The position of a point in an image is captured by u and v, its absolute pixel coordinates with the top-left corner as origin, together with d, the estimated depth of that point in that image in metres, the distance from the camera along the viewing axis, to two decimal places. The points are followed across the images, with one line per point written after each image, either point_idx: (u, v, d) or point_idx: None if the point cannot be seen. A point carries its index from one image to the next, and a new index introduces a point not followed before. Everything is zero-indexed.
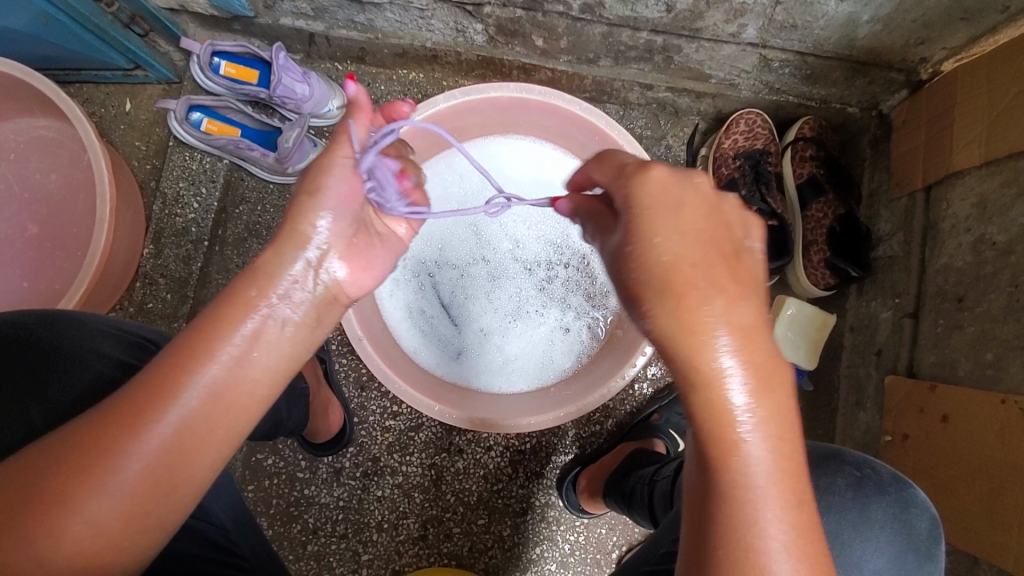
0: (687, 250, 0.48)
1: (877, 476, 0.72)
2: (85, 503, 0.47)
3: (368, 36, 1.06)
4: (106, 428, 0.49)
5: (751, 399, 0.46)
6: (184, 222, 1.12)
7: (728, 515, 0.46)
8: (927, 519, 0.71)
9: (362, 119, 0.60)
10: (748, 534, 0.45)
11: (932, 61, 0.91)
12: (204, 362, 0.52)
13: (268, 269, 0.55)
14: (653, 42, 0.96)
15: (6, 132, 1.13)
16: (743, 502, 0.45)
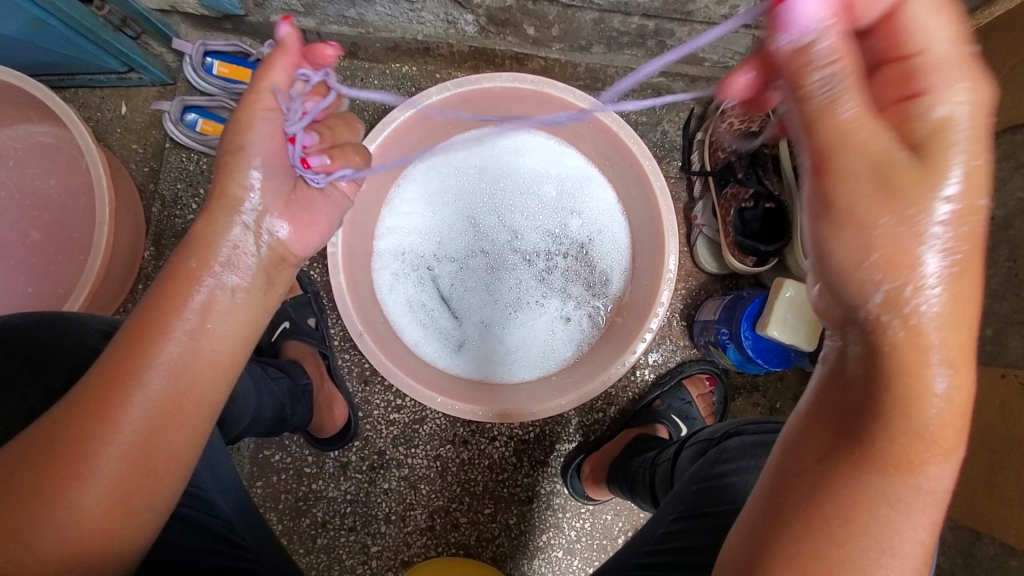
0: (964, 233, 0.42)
1: None
2: (67, 491, 0.50)
3: (359, 31, 1.06)
4: (76, 419, 0.51)
5: (953, 413, 0.43)
6: (184, 223, 1.14)
7: (862, 516, 0.45)
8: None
9: (283, 65, 0.60)
10: (879, 541, 0.45)
11: None
12: (159, 341, 0.54)
13: (206, 238, 0.58)
14: (645, 27, 0.95)
15: (5, 140, 1.14)
16: (884, 512, 0.44)
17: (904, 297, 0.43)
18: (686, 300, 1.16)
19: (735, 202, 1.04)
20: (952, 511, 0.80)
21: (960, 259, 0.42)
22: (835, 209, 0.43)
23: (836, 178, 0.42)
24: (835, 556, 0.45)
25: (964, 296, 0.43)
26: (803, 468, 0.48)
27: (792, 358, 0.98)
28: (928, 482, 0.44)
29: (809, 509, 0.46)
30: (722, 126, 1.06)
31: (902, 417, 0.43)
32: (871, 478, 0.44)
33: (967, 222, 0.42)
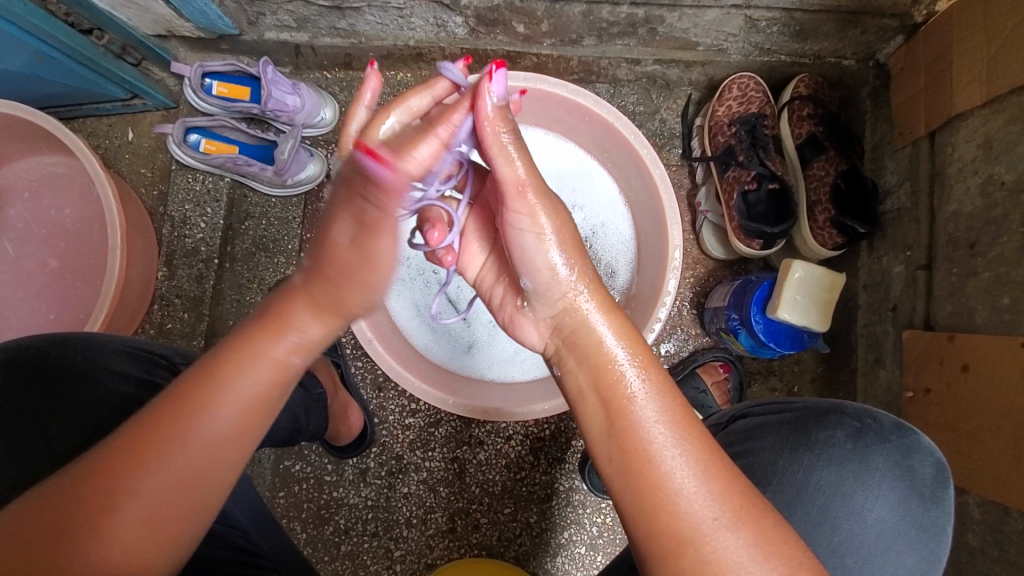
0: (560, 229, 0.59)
1: (878, 425, 0.71)
2: (109, 533, 0.50)
3: (352, 41, 1.07)
4: (140, 454, 0.52)
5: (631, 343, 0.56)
6: (194, 242, 1.16)
7: (642, 461, 0.50)
8: (932, 463, 0.71)
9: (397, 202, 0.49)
10: (663, 468, 0.49)
11: (925, 3, 0.88)
12: (214, 397, 0.55)
13: (282, 318, 0.57)
14: (635, 15, 0.94)
15: (20, 173, 1.18)
16: (650, 445, 0.50)
17: (567, 306, 0.58)
18: (696, 289, 1.13)
19: (738, 185, 1.03)
20: (975, 487, 0.77)
21: (581, 263, 0.59)
22: (529, 266, 0.59)
23: (537, 221, 0.58)
24: (650, 506, 0.49)
25: (598, 285, 0.59)
26: (596, 456, 0.54)
27: (805, 341, 0.96)
28: (655, 398, 0.52)
29: (617, 485, 0.51)
30: (720, 110, 1.07)
31: (602, 361, 0.55)
32: (623, 426, 0.52)
33: (579, 249, 0.59)
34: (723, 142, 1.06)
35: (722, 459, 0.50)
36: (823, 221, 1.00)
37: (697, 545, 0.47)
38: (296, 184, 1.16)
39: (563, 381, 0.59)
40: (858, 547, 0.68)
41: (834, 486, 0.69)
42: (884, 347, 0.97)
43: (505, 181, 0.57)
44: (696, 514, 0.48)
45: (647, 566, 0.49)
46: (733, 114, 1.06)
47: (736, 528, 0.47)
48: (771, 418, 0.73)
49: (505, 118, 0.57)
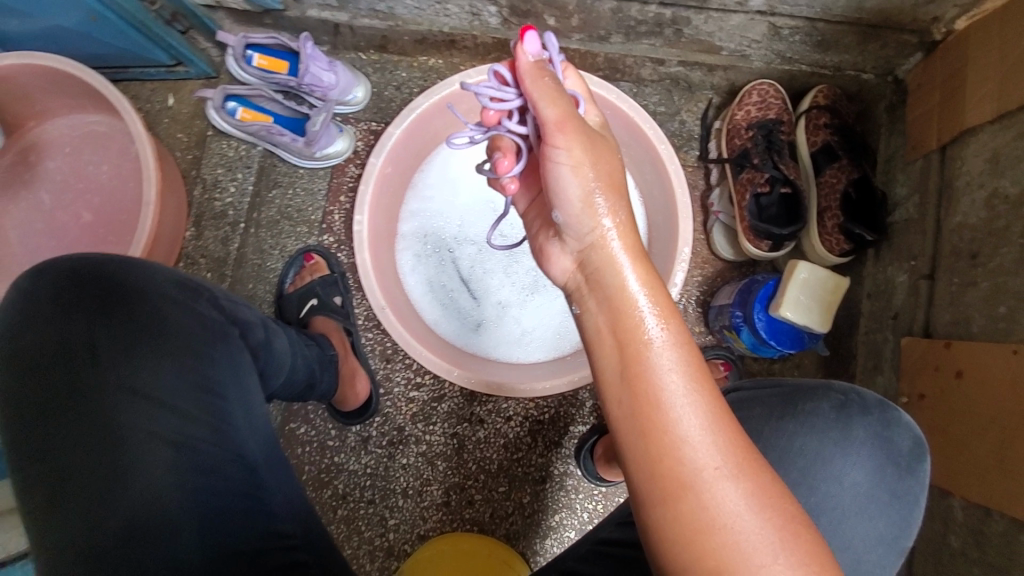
0: (602, 168, 0.58)
1: (862, 400, 0.74)
2: None
3: (389, 24, 1.12)
4: None
5: (655, 293, 0.56)
6: (222, 205, 1.21)
7: (652, 406, 0.52)
8: (910, 437, 0.74)
9: None
10: (673, 415, 0.51)
11: (945, 20, 0.91)
12: None
13: None
14: (662, 16, 0.98)
15: (63, 129, 1.24)
16: (662, 392, 0.52)
17: (594, 242, 0.59)
18: (702, 287, 1.16)
19: (751, 186, 1.06)
20: (962, 491, 0.79)
21: (616, 203, 0.58)
22: (561, 200, 0.59)
23: (574, 156, 0.57)
24: (655, 449, 0.51)
25: (631, 228, 0.59)
26: (607, 397, 0.55)
27: (806, 341, 0.99)
28: (672, 349, 0.53)
29: (624, 427, 0.53)
30: (739, 114, 1.10)
31: (624, 305, 0.56)
32: (637, 371, 0.53)
33: (617, 190, 0.59)
34: (739, 146, 1.09)
35: (731, 414, 0.52)
36: (831, 227, 1.03)
37: (697, 491, 0.49)
38: (324, 158, 1.20)
39: (581, 319, 0.60)
40: (833, 509, 0.72)
41: (815, 453, 0.72)
42: (883, 355, 0.99)
43: (546, 116, 0.58)
44: (700, 461, 0.49)
45: (643, 506, 0.51)
46: (751, 118, 1.09)
47: (736, 479, 0.49)
48: (760, 391, 0.76)
49: (541, 71, 0.59)
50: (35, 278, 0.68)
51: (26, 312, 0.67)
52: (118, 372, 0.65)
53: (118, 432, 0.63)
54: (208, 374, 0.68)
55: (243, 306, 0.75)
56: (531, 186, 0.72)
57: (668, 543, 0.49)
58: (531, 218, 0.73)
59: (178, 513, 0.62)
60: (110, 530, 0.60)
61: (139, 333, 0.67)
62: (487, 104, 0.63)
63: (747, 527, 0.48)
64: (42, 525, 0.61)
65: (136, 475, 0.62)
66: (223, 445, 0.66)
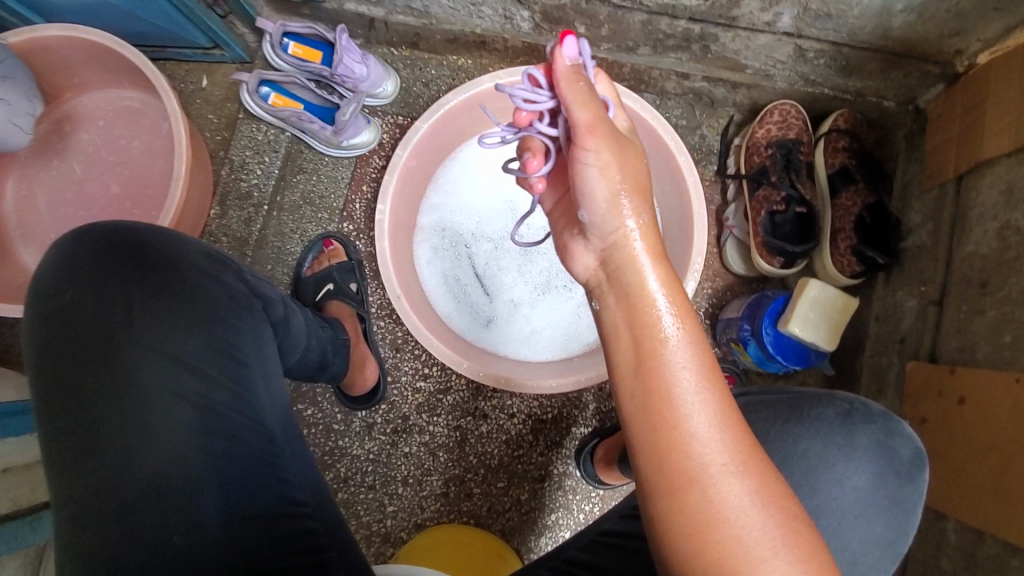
0: (628, 172, 0.60)
1: (867, 409, 0.76)
2: None
3: (423, 22, 1.15)
4: None
5: (673, 294, 0.58)
6: (248, 186, 1.24)
7: (664, 401, 0.54)
8: (911, 448, 0.76)
9: None
10: (684, 410, 0.53)
11: (968, 54, 0.94)
12: None
13: None
14: (691, 31, 1.00)
15: (98, 102, 1.27)
16: (675, 388, 0.54)
17: (617, 242, 0.61)
18: (711, 300, 1.18)
19: (767, 204, 1.08)
20: (956, 514, 0.81)
21: (640, 204, 0.60)
22: (587, 200, 0.61)
23: (603, 159, 0.60)
24: (664, 442, 0.53)
25: (653, 230, 0.61)
26: (620, 390, 0.57)
27: (812, 359, 1.00)
28: (687, 347, 0.55)
29: (635, 419, 0.55)
30: (759, 132, 1.11)
31: (643, 303, 0.58)
32: (652, 367, 0.55)
33: (641, 193, 0.61)
34: (758, 163, 1.11)
35: (740, 413, 0.54)
36: (843, 249, 1.04)
37: (703, 485, 0.51)
38: (350, 147, 1.23)
39: (599, 314, 0.62)
40: (834, 510, 0.73)
41: (819, 456, 0.74)
42: (887, 378, 1.00)
43: (579, 119, 0.61)
44: (708, 457, 0.51)
45: (649, 497, 0.53)
46: (771, 137, 1.11)
47: (742, 476, 0.51)
48: (765, 397, 0.77)
49: (576, 76, 0.63)
50: (76, 240, 0.70)
51: (64, 272, 0.69)
52: (149, 335, 0.68)
53: (145, 392, 0.66)
54: (232, 343, 0.70)
55: (266, 283, 0.78)
56: (558, 186, 0.74)
57: (672, 533, 0.52)
58: (556, 217, 0.75)
59: (199, 470, 0.64)
60: (133, 484, 0.63)
61: (171, 299, 0.69)
62: (520, 105, 0.66)
63: (749, 521, 0.50)
64: (67, 476, 0.64)
65: (161, 433, 0.65)
66: (243, 412, 0.69)
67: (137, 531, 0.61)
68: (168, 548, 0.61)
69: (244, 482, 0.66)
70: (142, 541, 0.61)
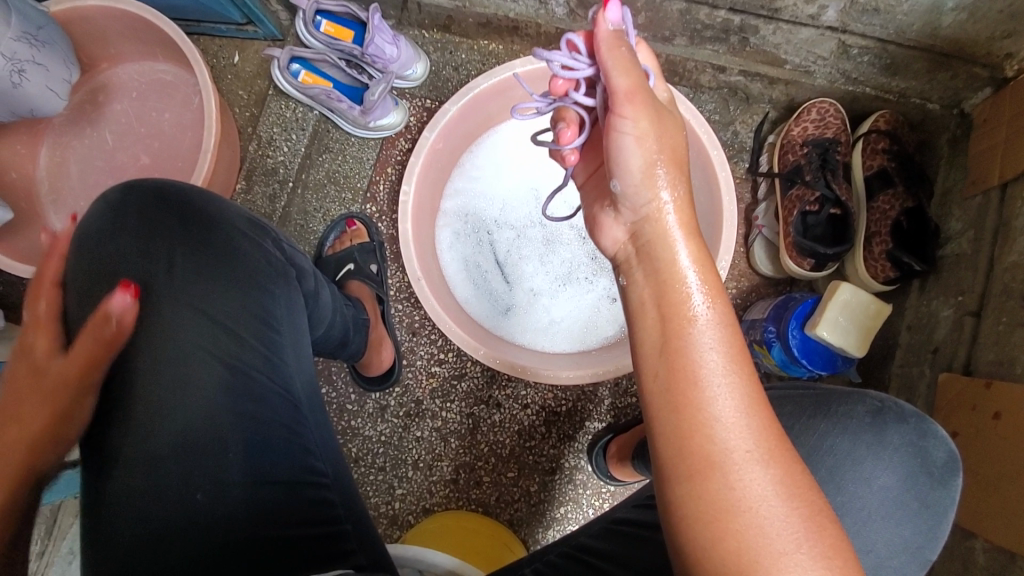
0: (667, 145, 0.59)
1: (899, 409, 0.73)
2: None
3: (456, 4, 1.14)
4: None
5: (706, 277, 0.56)
6: (274, 163, 1.24)
7: (689, 383, 0.52)
8: (945, 452, 0.73)
9: None
10: (710, 393, 0.51)
11: (1018, 57, 0.89)
12: None
13: None
14: (731, 22, 0.97)
15: (132, 74, 1.28)
16: (702, 369, 0.52)
17: (649, 214, 0.59)
18: (736, 300, 1.15)
19: (800, 204, 1.05)
20: (986, 532, 0.78)
21: (676, 177, 0.59)
22: (621, 169, 0.60)
23: (640, 128, 0.58)
24: (686, 425, 0.51)
25: (687, 204, 0.59)
26: (643, 370, 0.55)
27: (838, 365, 0.97)
28: (715, 328, 0.54)
29: (657, 400, 0.53)
30: (795, 130, 1.09)
31: (674, 282, 0.56)
32: (679, 347, 0.53)
33: (677, 164, 0.60)
34: (792, 161, 1.08)
35: (768, 402, 0.52)
36: (878, 253, 1.01)
37: (725, 471, 0.49)
38: (377, 128, 1.22)
39: (626, 290, 0.61)
40: (859, 510, 0.71)
41: (846, 453, 0.72)
42: (917, 389, 0.97)
43: (617, 85, 0.58)
44: (731, 443, 0.50)
45: (668, 482, 0.52)
46: (807, 135, 1.08)
47: (766, 464, 0.50)
48: (791, 390, 0.76)
49: (618, 42, 0.59)
50: (122, 195, 0.71)
51: (107, 226, 0.70)
52: (181, 295, 0.67)
53: (176, 349, 0.65)
54: (263, 307, 0.70)
55: (301, 253, 0.78)
56: (591, 159, 0.74)
57: (689, 520, 0.50)
58: (588, 191, 0.74)
59: (226, 431, 0.64)
60: (161, 439, 0.63)
61: (212, 259, 0.69)
62: (557, 72, 0.63)
63: (774, 513, 0.48)
64: (98, 426, 0.64)
65: (191, 390, 0.65)
66: (271, 377, 0.69)
67: (164, 488, 0.61)
68: (189, 505, 0.61)
69: (267, 448, 0.65)
70: (167, 495, 0.61)
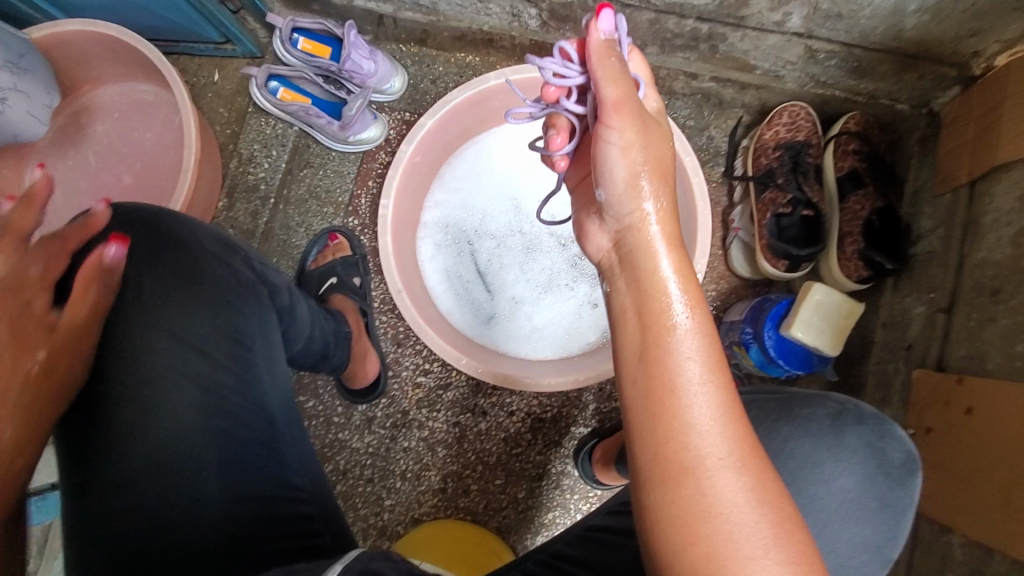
0: (652, 155, 0.60)
1: (858, 410, 0.75)
2: None
3: (431, 18, 1.16)
4: None
5: (687, 286, 0.57)
6: (255, 179, 1.26)
7: (667, 390, 0.53)
8: (903, 452, 0.75)
9: None
10: (686, 400, 0.52)
11: (985, 56, 0.91)
12: None
13: None
14: (699, 30, 0.99)
15: (112, 95, 1.29)
16: (678, 377, 0.53)
17: (632, 224, 0.61)
18: (715, 303, 1.16)
19: (773, 206, 1.07)
20: (961, 527, 0.79)
21: (660, 187, 0.60)
22: (606, 178, 0.61)
23: (626, 138, 0.59)
24: (662, 432, 0.52)
25: (671, 215, 0.60)
26: (622, 378, 0.56)
27: (814, 364, 0.99)
28: (695, 338, 0.54)
29: (635, 407, 0.54)
30: (767, 133, 1.10)
31: (655, 291, 0.57)
32: (657, 355, 0.54)
33: (662, 175, 0.61)
34: (765, 164, 1.10)
35: (741, 409, 0.53)
36: (850, 253, 1.03)
37: (698, 477, 0.50)
38: (357, 142, 1.23)
39: (609, 297, 0.62)
40: (820, 512, 0.72)
41: (807, 456, 0.73)
42: (893, 386, 0.99)
43: (605, 95, 0.59)
44: (704, 450, 0.51)
45: (642, 488, 0.53)
46: (780, 138, 1.10)
47: (738, 471, 0.51)
48: (754, 394, 0.77)
49: (609, 51, 0.60)
50: None
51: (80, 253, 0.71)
52: (155, 317, 0.69)
53: (151, 371, 0.67)
54: (237, 326, 0.71)
55: (273, 270, 0.79)
56: (579, 168, 0.75)
57: (663, 525, 0.51)
58: (577, 196, 0.76)
59: (199, 451, 0.65)
60: (136, 460, 0.63)
61: (183, 281, 0.70)
62: (549, 79, 0.64)
63: (742, 520, 0.49)
64: (76, 448, 0.65)
65: (167, 411, 0.66)
66: (246, 396, 0.69)
67: (140, 507, 0.62)
68: (166, 525, 0.62)
69: (243, 465, 0.66)
70: (141, 516, 0.62)
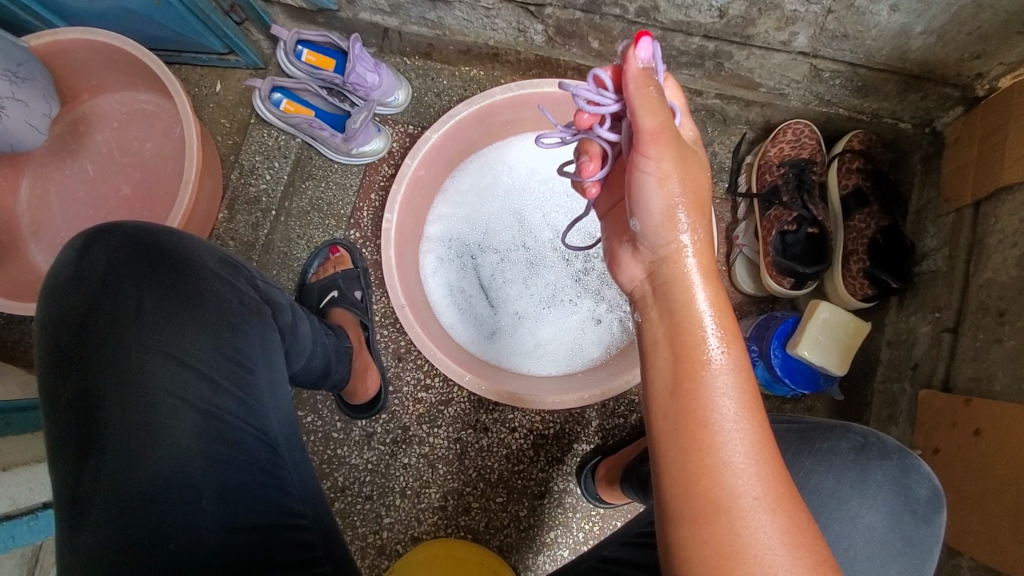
0: (690, 186, 0.59)
1: (881, 444, 0.75)
2: None
3: (436, 33, 1.16)
4: None
5: (723, 322, 0.56)
6: (257, 191, 1.24)
7: (701, 426, 0.52)
8: (928, 488, 0.75)
9: None
10: (719, 437, 0.51)
11: (988, 78, 0.92)
12: None
13: None
14: (705, 48, 0.99)
15: (111, 104, 1.27)
16: (713, 413, 0.52)
17: (667, 255, 0.60)
18: None
19: (778, 224, 1.07)
20: (970, 550, 0.78)
21: (696, 219, 0.59)
22: (641, 208, 0.60)
23: (663, 169, 0.58)
24: (695, 468, 0.52)
25: (706, 247, 0.60)
26: (652, 409, 0.56)
27: (820, 383, 0.98)
28: (730, 374, 0.53)
29: (666, 442, 0.54)
30: (771, 150, 1.11)
31: (686, 323, 0.57)
32: (691, 389, 0.54)
33: (698, 207, 0.60)
34: (769, 181, 1.10)
35: (776, 447, 0.52)
36: (855, 271, 1.03)
37: (730, 516, 0.50)
38: (360, 154, 1.23)
39: (640, 327, 0.61)
40: (846, 549, 0.72)
41: (830, 491, 0.73)
42: (899, 405, 0.98)
43: (643, 125, 0.58)
44: (739, 489, 0.50)
45: (671, 523, 0.52)
46: (783, 156, 1.10)
47: (773, 512, 0.50)
48: (777, 427, 0.77)
49: (647, 79, 0.60)
50: (91, 240, 0.71)
51: (78, 270, 0.69)
52: (154, 337, 0.67)
53: (151, 394, 0.65)
54: (239, 348, 0.70)
55: (275, 288, 0.79)
56: (612, 193, 0.74)
57: (692, 563, 0.50)
58: (608, 222, 0.75)
59: (200, 478, 0.63)
60: (130, 485, 0.62)
61: (188, 303, 0.69)
62: (583, 107, 0.64)
63: (775, 562, 0.48)
64: (71, 474, 0.63)
65: (165, 436, 0.64)
66: (249, 419, 0.69)
67: (135, 533, 0.60)
68: (164, 555, 0.60)
69: (242, 492, 0.64)
70: (136, 545, 0.60)
